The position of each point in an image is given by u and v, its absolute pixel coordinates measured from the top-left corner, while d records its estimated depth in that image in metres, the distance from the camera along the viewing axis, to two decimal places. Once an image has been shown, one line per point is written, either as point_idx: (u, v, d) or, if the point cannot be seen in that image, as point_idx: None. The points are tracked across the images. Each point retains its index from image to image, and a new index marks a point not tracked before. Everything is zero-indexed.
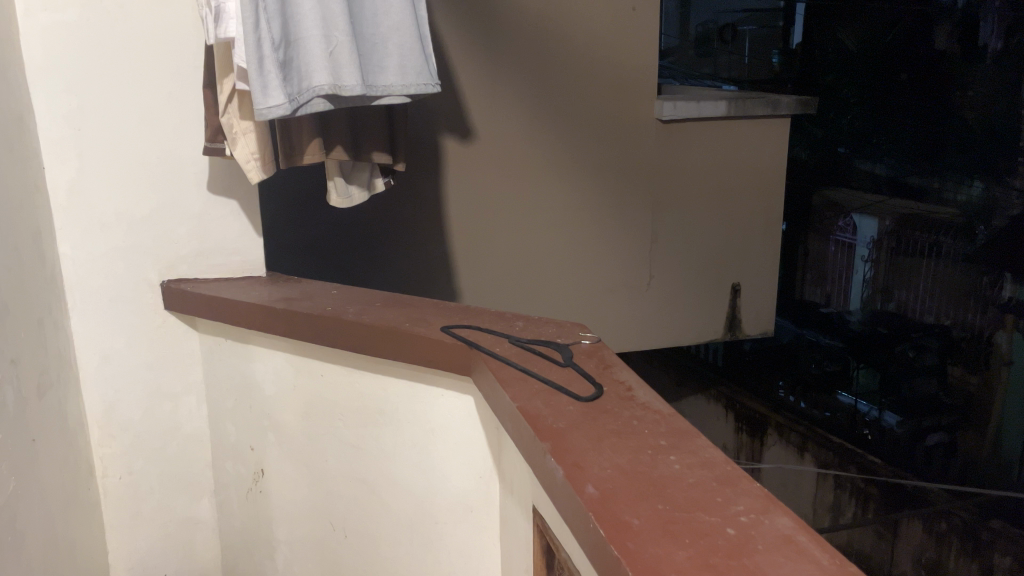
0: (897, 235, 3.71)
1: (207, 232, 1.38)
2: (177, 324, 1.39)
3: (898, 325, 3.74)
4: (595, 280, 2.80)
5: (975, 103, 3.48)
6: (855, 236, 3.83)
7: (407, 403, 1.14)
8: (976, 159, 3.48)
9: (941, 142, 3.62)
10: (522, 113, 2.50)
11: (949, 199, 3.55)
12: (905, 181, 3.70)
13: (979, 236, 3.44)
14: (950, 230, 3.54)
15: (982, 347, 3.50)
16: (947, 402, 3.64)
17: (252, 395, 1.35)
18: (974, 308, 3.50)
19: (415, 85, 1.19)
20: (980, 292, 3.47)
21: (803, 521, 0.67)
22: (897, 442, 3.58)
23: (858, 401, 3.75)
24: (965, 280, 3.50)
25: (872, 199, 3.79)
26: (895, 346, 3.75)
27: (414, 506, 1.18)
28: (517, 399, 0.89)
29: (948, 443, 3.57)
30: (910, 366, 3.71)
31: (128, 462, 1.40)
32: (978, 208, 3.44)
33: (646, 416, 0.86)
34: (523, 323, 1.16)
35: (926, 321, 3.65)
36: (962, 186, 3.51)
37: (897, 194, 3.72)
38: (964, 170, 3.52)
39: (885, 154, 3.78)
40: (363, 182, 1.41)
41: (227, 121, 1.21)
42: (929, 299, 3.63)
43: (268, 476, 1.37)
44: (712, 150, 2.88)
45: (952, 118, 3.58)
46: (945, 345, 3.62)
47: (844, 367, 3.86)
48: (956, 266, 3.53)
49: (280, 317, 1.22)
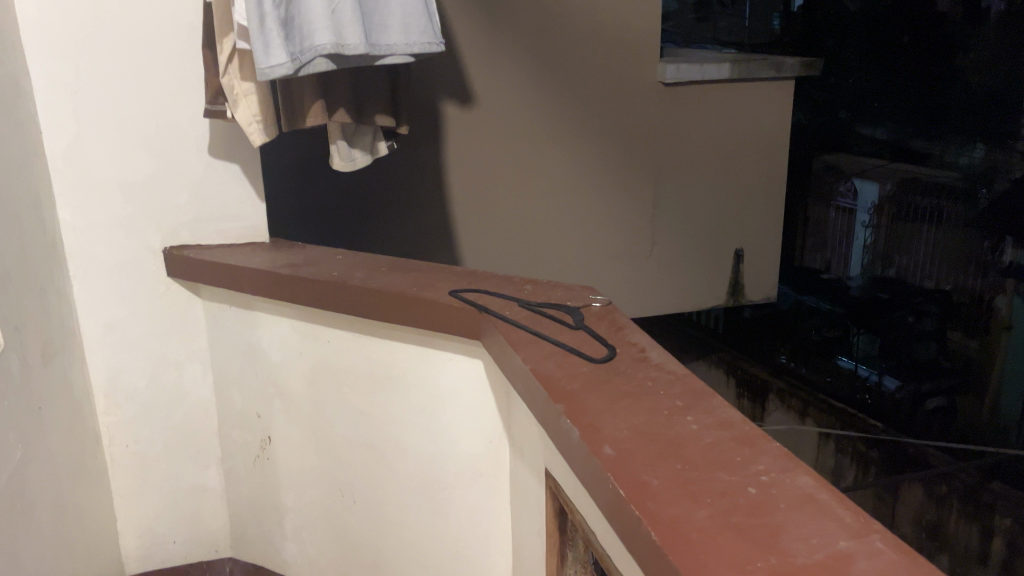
0: (898, 201, 3.37)
1: (210, 198, 1.35)
2: (180, 292, 1.36)
3: (897, 291, 3.41)
4: (599, 245, 2.79)
5: (978, 66, 3.01)
6: (855, 202, 3.54)
7: (415, 367, 1.14)
8: (977, 118, 3.03)
9: (941, 107, 3.16)
10: (526, 78, 2.47)
11: (951, 163, 3.13)
12: (910, 145, 3.29)
13: (980, 200, 3.02)
14: (950, 194, 3.14)
15: (982, 312, 3.12)
16: (947, 366, 3.28)
17: (257, 361, 1.33)
18: (974, 272, 3.11)
19: (418, 44, 1.17)
20: (980, 257, 3.07)
21: (822, 478, 0.66)
22: (897, 408, 3.34)
23: (857, 365, 3.52)
24: (965, 245, 3.12)
25: (874, 166, 3.44)
26: (896, 312, 3.41)
27: (424, 470, 1.18)
28: (529, 361, 0.88)
29: (947, 407, 3.27)
30: (910, 333, 3.36)
31: (133, 431, 1.39)
32: (978, 173, 3.02)
33: (661, 376, 0.85)
34: (532, 287, 1.14)
35: (925, 288, 3.29)
36: (965, 149, 3.07)
37: (903, 160, 3.32)
38: (968, 131, 3.05)
39: (884, 117, 3.37)
40: (366, 145, 1.39)
41: (227, 83, 1.17)
42: (929, 265, 3.28)
43: (274, 443, 1.37)
44: (715, 114, 2.84)
45: (954, 86, 3.11)
46: (944, 309, 3.26)
47: (844, 334, 3.59)
48: (957, 233, 3.14)
49: (285, 282, 1.20)
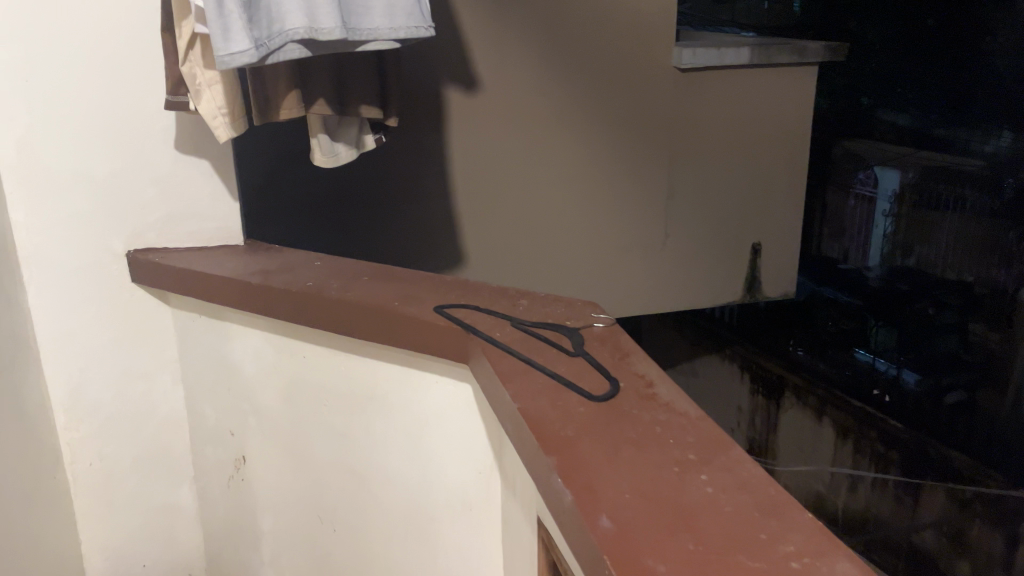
0: (921, 189, 2.93)
1: (177, 196, 1.23)
2: (146, 298, 1.24)
3: (920, 282, 3.02)
4: (607, 239, 2.66)
5: (1006, 48, 2.66)
6: (875, 190, 3.06)
7: (399, 388, 1.03)
8: (1003, 100, 2.68)
9: (965, 90, 2.79)
10: (534, 62, 2.32)
11: (976, 150, 2.76)
12: (931, 133, 2.90)
13: (1005, 190, 2.68)
14: (976, 182, 2.77)
15: (1006, 304, 2.78)
16: (968, 360, 2.98)
17: (230, 375, 1.22)
18: (993, 260, 2.77)
19: (405, 29, 1.04)
20: (1004, 248, 2.72)
21: (867, 567, 0.54)
22: (918, 404, 3.06)
23: (875, 359, 3.17)
24: (987, 233, 2.77)
25: (893, 152, 3.00)
26: (914, 304, 3.05)
27: (409, 500, 1.07)
28: (518, 398, 0.76)
29: (968, 402, 2.99)
30: (927, 325, 3.04)
31: (98, 448, 1.27)
32: (1005, 161, 2.67)
33: (670, 421, 0.72)
34: (528, 301, 1.02)
35: (944, 278, 2.94)
36: (990, 136, 2.72)
37: (924, 146, 2.92)
38: (994, 113, 2.70)
39: (909, 100, 2.94)
40: (351, 139, 1.27)
41: (188, 71, 1.05)
42: (948, 253, 2.91)
43: (249, 463, 1.26)
44: (733, 100, 2.67)
45: (980, 71, 2.74)
46: (967, 301, 2.91)
47: (862, 325, 3.21)
48: (980, 221, 2.78)
49: (258, 292, 1.09)
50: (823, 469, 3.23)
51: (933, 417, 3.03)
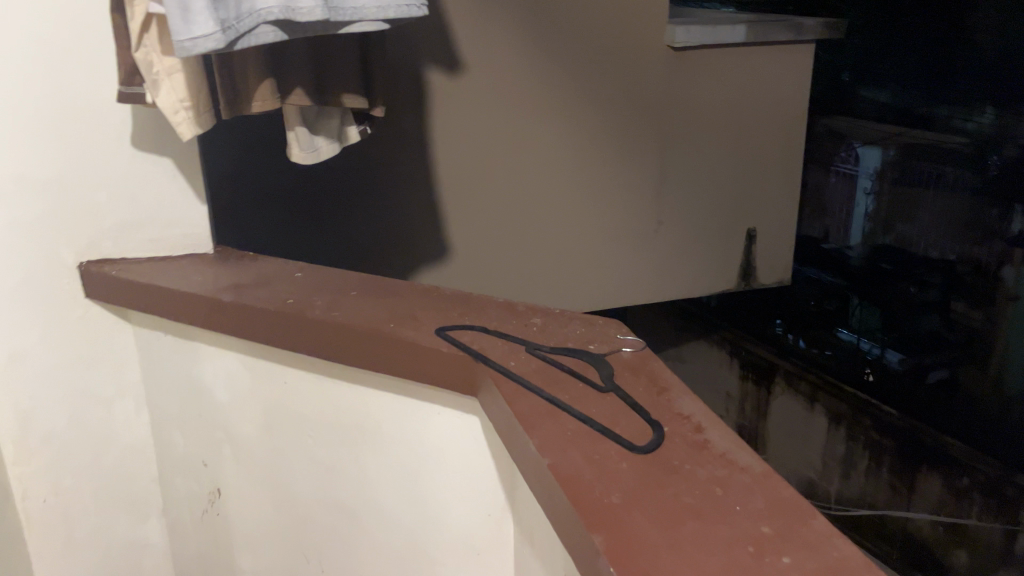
0: (904, 166, 2.68)
1: (135, 199, 1.09)
2: (103, 315, 1.11)
3: (900, 260, 2.76)
4: (598, 226, 2.48)
5: (989, 17, 2.31)
6: (856, 167, 2.82)
7: (393, 419, 0.90)
8: (987, 71, 2.34)
9: (947, 62, 2.47)
10: (519, 42, 2.12)
11: (958, 127, 2.47)
12: (914, 110, 2.61)
13: (990, 167, 2.40)
14: (957, 159, 2.50)
15: (988, 283, 2.50)
16: (948, 339, 2.65)
17: (201, 401, 1.09)
18: (976, 240, 2.50)
19: (394, 8, 0.91)
20: (986, 224, 2.45)
21: None
22: (905, 386, 2.82)
23: (859, 339, 2.95)
24: (969, 210, 2.50)
25: (878, 130, 2.74)
26: (897, 284, 2.77)
27: (406, 543, 0.95)
28: (547, 450, 0.64)
29: (949, 381, 2.68)
30: (911, 305, 2.73)
31: (52, 482, 1.13)
32: (988, 138, 2.38)
33: (731, 480, 0.61)
34: (541, 321, 0.90)
35: (926, 256, 2.67)
36: (972, 112, 2.41)
37: (911, 124, 2.62)
38: (975, 87, 2.39)
39: (888, 75, 2.65)
40: (332, 132, 1.13)
41: (144, 57, 0.90)
42: (931, 231, 2.64)
43: (224, 496, 1.13)
44: (730, 79, 2.49)
45: (957, 43, 2.42)
46: (949, 279, 2.62)
47: (843, 304, 2.96)
48: (960, 198, 2.53)
49: (228, 311, 0.96)
50: (817, 451, 3.26)
51: (917, 400, 2.79)
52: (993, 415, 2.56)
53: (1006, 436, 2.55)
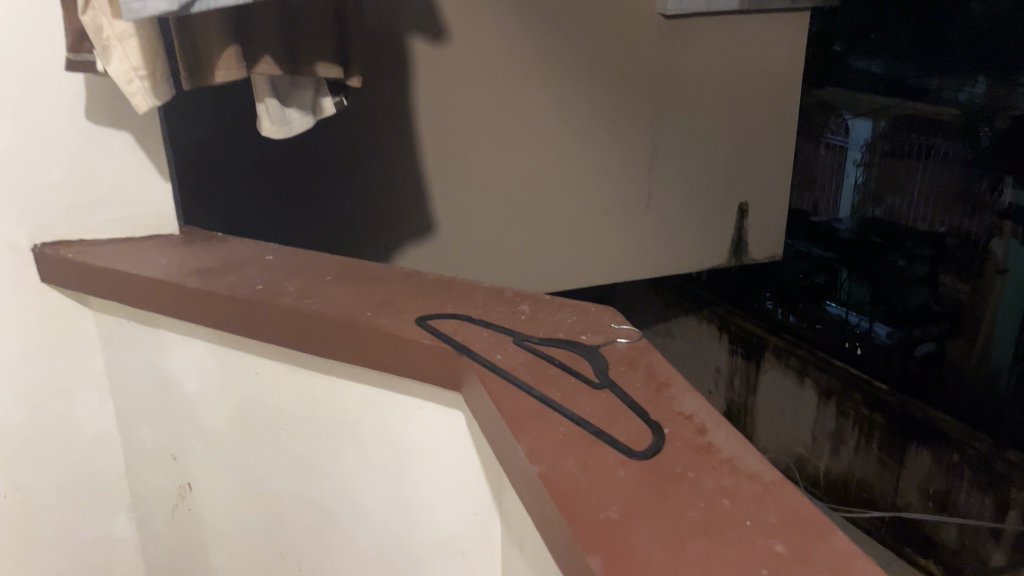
0: (893, 138, 2.62)
1: (92, 177, 1.02)
2: (61, 301, 1.04)
3: (888, 234, 2.72)
4: (586, 199, 2.41)
5: None
6: (847, 138, 2.77)
7: (371, 414, 0.84)
8: (980, 41, 2.27)
9: (936, 31, 2.40)
10: (503, 9, 2.03)
11: (948, 98, 2.41)
12: (905, 81, 2.54)
13: (981, 138, 2.33)
14: (948, 130, 2.43)
15: (977, 254, 2.44)
16: (936, 311, 2.61)
17: (169, 391, 1.02)
18: (964, 212, 2.43)
19: None
20: (975, 197, 2.38)
21: None
22: (892, 362, 2.76)
23: (847, 313, 2.92)
24: (960, 183, 2.43)
25: (869, 102, 2.67)
26: (886, 258, 2.74)
27: (387, 542, 0.89)
28: (538, 456, 0.58)
29: (936, 354, 2.62)
30: (900, 278, 2.69)
31: (13, 478, 1.07)
32: (979, 109, 2.31)
33: (740, 489, 0.55)
34: (530, 308, 0.84)
35: (916, 230, 2.61)
36: (963, 83, 2.35)
37: (902, 96, 2.55)
38: (966, 57, 2.32)
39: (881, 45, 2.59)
40: (305, 104, 1.05)
41: (93, 20, 0.82)
42: (919, 204, 2.58)
43: (195, 491, 1.07)
44: (722, 47, 2.40)
45: (948, 13, 2.35)
46: (937, 252, 2.57)
47: (830, 278, 2.96)
48: (949, 168, 2.46)
49: (193, 298, 0.89)
50: (806, 427, 3.16)
51: (903, 376, 2.73)
52: (982, 391, 2.49)
53: (987, 411, 2.48)
